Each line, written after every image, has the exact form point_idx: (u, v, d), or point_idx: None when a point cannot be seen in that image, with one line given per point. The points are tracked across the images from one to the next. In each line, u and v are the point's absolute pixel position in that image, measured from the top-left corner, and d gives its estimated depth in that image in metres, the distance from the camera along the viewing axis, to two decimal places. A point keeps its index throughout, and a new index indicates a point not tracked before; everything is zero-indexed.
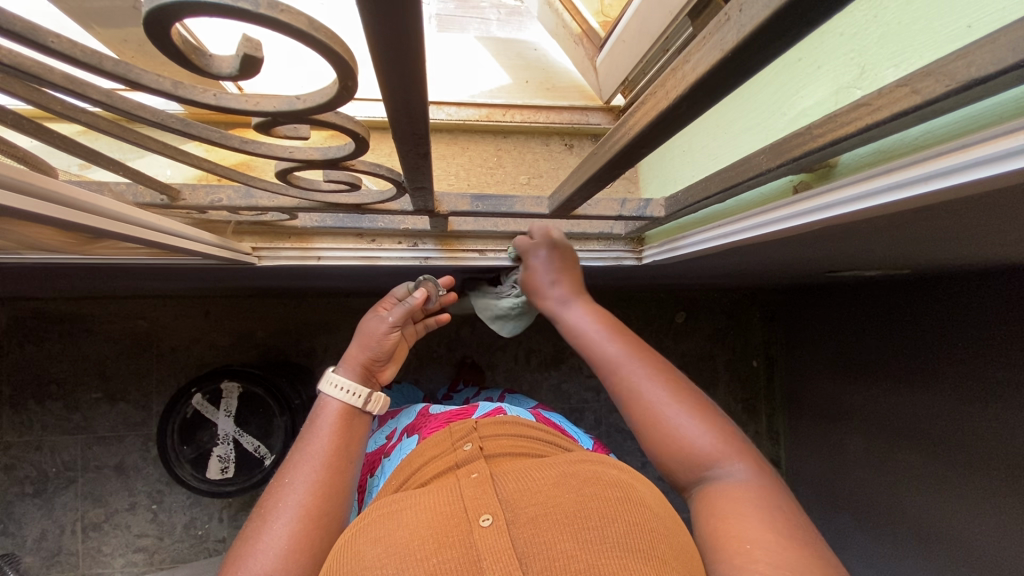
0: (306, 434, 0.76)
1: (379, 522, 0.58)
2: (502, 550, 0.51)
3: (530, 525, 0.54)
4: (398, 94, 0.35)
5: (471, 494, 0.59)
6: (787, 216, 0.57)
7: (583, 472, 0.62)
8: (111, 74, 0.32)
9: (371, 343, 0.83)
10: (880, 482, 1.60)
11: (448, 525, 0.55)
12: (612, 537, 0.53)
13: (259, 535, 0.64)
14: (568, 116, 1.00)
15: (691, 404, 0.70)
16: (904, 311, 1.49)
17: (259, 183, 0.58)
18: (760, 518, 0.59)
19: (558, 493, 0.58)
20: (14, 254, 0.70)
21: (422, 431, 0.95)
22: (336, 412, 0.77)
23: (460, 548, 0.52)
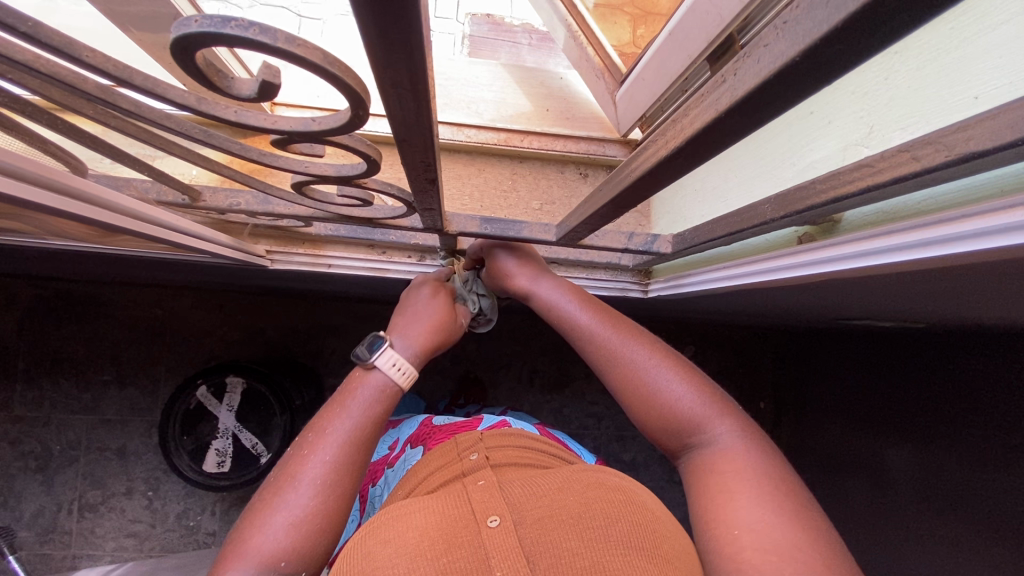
0: (341, 401, 0.71)
1: (389, 523, 0.58)
2: (508, 549, 0.52)
3: (537, 527, 0.55)
4: (406, 119, 0.36)
5: (478, 497, 0.59)
6: (789, 266, 0.58)
7: (585, 476, 0.63)
8: (139, 87, 0.33)
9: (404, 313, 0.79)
10: (883, 540, 1.56)
11: (455, 527, 0.55)
12: (616, 535, 0.54)
13: (280, 500, 0.64)
14: (585, 146, 1.00)
15: (683, 375, 0.73)
16: (916, 364, 1.47)
17: (276, 192, 0.60)
18: (752, 497, 0.62)
19: (562, 495, 0.59)
20: (37, 239, 0.73)
21: (427, 441, 0.96)
22: (379, 390, 0.72)
23: (469, 548, 0.52)
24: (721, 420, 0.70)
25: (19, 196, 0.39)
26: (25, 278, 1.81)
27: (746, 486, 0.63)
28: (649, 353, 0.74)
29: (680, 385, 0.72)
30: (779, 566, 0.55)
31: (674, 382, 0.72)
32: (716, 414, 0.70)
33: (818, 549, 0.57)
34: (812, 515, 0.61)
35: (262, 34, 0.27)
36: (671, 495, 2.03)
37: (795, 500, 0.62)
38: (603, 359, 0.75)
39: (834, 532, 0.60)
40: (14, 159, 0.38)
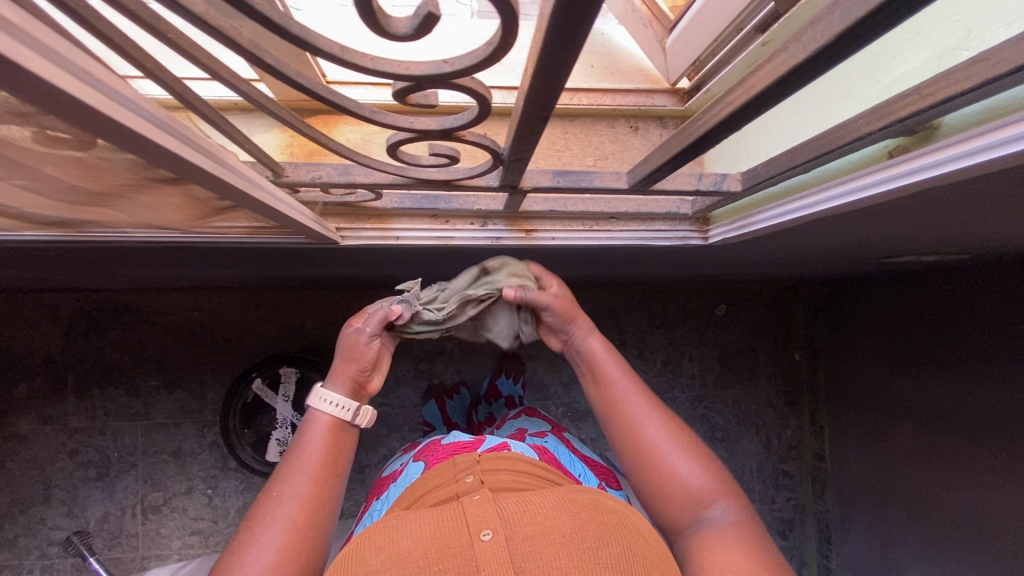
0: (297, 448, 0.88)
1: (385, 532, 0.67)
2: (500, 561, 0.60)
3: (528, 542, 0.63)
4: (546, 56, 0.37)
5: (475, 511, 0.68)
6: (880, 181, 0.59)
7: (583, 498, 0.72)
8: (296, 36, 0.36)
9: (355, 357, 0.92)
10: (938, 472, 1.62)
11: (451, 538, 0.64)
12: (605, 560, 0.63)
13: (251, 545, 0.78)
14: (634, 99, 0.93)
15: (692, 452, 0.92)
16: (960, 299, 1.50)
17: (365, 159, 0.62)
18: (743, 560, 0.79)
19: (556, 516, 0.67)
20: (123, 231, 0.75)
21: (428, 458, 1.11)
22: (325, 426, 0.90)
23: (461, 559, 0.61)
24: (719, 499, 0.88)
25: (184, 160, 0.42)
26: (65, 292, 1.85)
27: (741, 554, 0.80)
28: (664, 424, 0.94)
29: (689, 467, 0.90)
30: None
31: (686, 462, 0.90)
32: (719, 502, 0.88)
33: None
34: None
35: None
36: (716, 451, 2.07)
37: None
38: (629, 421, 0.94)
39: None
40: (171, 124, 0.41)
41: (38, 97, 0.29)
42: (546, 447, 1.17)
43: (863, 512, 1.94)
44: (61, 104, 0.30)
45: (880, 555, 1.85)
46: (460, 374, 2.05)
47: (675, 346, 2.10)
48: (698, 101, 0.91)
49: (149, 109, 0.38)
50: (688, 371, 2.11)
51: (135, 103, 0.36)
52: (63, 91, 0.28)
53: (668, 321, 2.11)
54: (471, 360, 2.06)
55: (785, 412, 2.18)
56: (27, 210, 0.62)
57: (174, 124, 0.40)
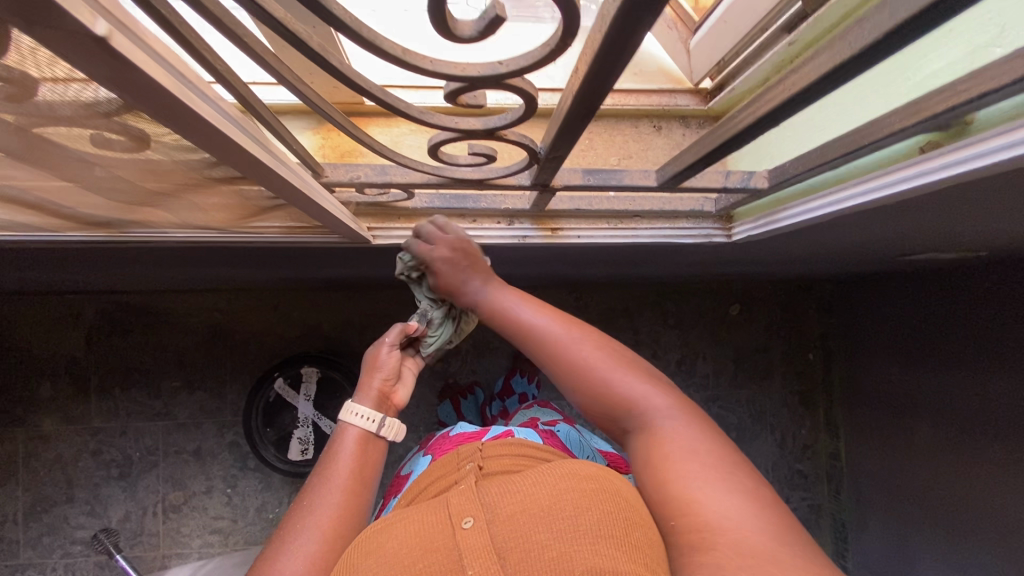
0: (326, 459, 0.88)
1: (374, 538, 0.68)
2: (480, 547, 0.59)
3: (508, 522, 0.62)
4: (601, 57, 0.39)
5: (457, 503, 0.68)
6: (913, 177, 0.60)
7: (561, 468, 0.69)
8: (364, 38, 0.37)
9: (380, 369, 0.97)
10: (957, 471, 1.61)
11: (435, 532, 0.63)
12: (586, 524, 0.60)
13: (281, 553, 0.75)
14: (657, 99, 0.95)
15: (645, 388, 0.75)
16: (977, 298, 1.51)
17: (405, 160, 0.64)
18: (704, 478, 0.66)
19: (534, 489, 0.65)
20: (165, 230, 0.77)
21: (437, 450, 1.13)
22: (353, 438, 0.91)
23: (444, 550, 0.60)
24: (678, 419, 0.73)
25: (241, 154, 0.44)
26: (88, 294, 1.88)
27: (697, 466, 0.67)
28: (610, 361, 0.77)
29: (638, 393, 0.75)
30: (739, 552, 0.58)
31: (635, 391, 0.75)
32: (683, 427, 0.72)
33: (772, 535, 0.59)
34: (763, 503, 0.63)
35: None
36: None
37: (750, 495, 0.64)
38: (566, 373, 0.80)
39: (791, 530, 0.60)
40: (232, 118, 0.43)
41: (138, 94, 0.31)
42: (553, 432, 1.18)
43: (879, 511, 1.93)
44: (155, 101, 0.32)
45: (898, 555, 1.84)
46: (475, 374, 2.06)
47: (689, 346, 2.11)
48: (721, 100, 0.92)
49: (217, 104, 0.40)
50: (702, 371, 2.11)
51: (208, 99, 0.38)
52: (163, 92, 0.30)
53: (682, 321, 2.12)
54: (486, 360, 2.07)
55: (800, 412, 2.18)
56: (80, 208, 0.64)
57: (232, 118, 0.43)
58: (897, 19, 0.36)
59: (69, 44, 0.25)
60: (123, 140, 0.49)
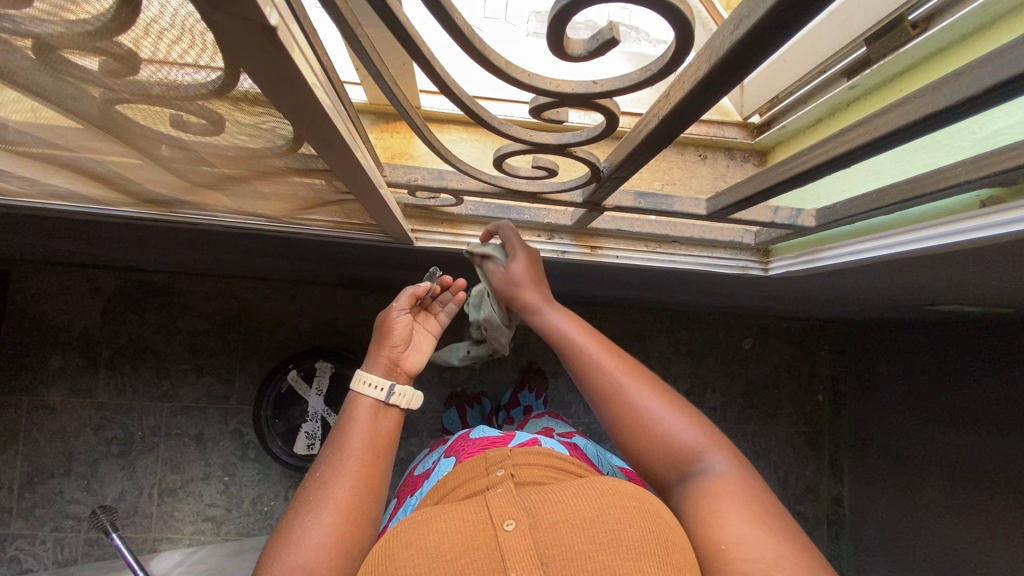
0: (341, 432, 0.85)
1: (410, 529, 0.66)
2: (524, 551, 0.59)
3: (550, 529, 0.62)
4: (702, 91, 0.40)
5: (497, 504, 0.67)
6: (974, 229, 0.61)
7: (601, 484, 0.70)
8: (474, 47, 0.39)
9: (387, 337, 0.93)
10: (961, 527, 1.60)
11: (475, 531, 0.63)
12: (627, 541, 0.61)
13: (296, 532, 0.74)
14: (705, 129, 0.96)
15: (678, 409, 0.80)
16: (994, 354, 1.51)
17: (471, 169, 0.65)
18: (740, 514, 0.68)
19: (576, 501, 0.65)
20: (218, 211, 0.78)
21: (457, 453, 1.13)
22: (367, 409, 0.87)
23: (486, 551, 0.60)
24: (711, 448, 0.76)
25: (339, 142, 0.45)
26: (109, 270, 1.90)
27: (734, 505, 0.69)
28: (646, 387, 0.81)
29: (671, 418, 0.78)
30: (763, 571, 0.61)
31: (669, 416, 0.78)
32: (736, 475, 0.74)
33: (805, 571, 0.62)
34: (798, 544, 0.66)
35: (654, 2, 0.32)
36: None
37: (785, 539, 0.66)
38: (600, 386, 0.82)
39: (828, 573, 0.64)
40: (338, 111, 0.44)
41: (276, 84, 0.33)
42: (574, 443, 1.19)
43: (878, 562, 1.91)
44: (292, 92, 0.33)
45: None
46: (483, 384, 2.06)
47: (699, 376, 2.10)
48: (770, 136, 0.94)
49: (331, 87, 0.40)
50: (710, 403, 2.10)
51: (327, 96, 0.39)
52: (301, 81, 0.31)
53: (694, 350, 2.11)
54: (495, 371, 2.07)
55: (805, 454, 2.16)
56: (143, 184, 0.65)
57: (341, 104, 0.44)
58: (1000, 74, 0.37)
59: (236, 30, 0.25)
60: (201, 124, 0.49)
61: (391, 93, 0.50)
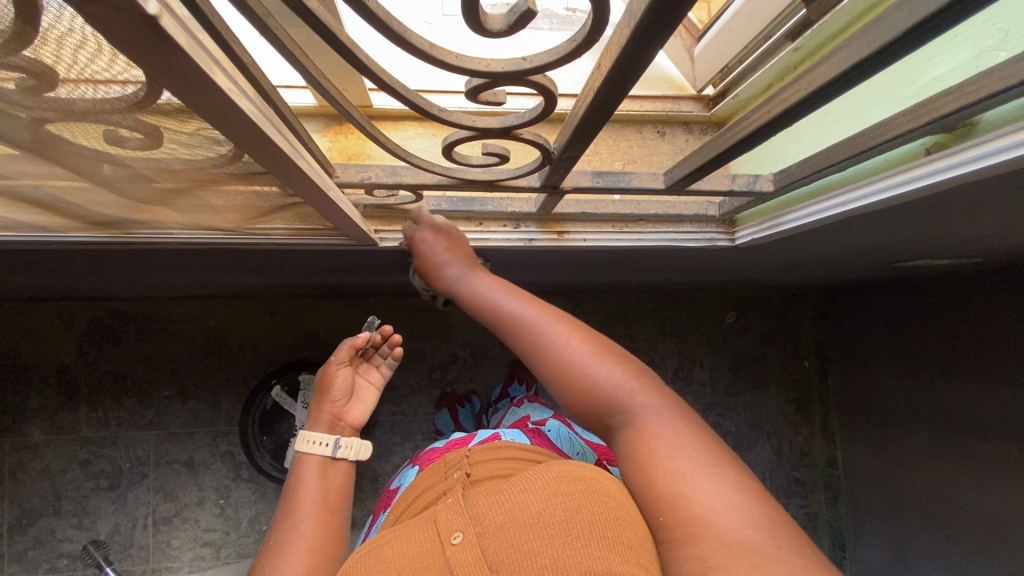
0: (291, 495, 0.85)
1: (363, 561, 0.66)
2: (471, 561, 0.60)
3: (496, 534, 0.62)
4: (630, 60, 0.40)
5: (445, 518, 0.68)
6: (919, 177, 0.61)
7: (549, 471, 0.69)
8: (395, 32, 0.38)
9: (330, 391, 0.95)
10: (952, 477, 1.63)
11: (423, 552, 0.63)
12: (576, 528, 0.61)
13: None
14: (661, 105, 0.96)
15: (607, 360, 0.78)
16: (970, 306, 1.54)
17: (420, 162, 0.64)
18: (677, 463, 0.67)
19: (522, 497, 0.65)
20: (172, 229, 0.77)
21: (422, 462, 1.12)
22: (316, 466, 0.88)
23: (435, 568, 0.60)
24: (638, 393, 0.75)
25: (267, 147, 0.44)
26: (82, 301, 1.86)
27: (669, 454, 0.68)
28: (574, 342, 0.79)
29: (599, 370, 0.76)
30: (699, 528, 0.60)
31: (597, 368, 0.76)
32: (669, 418, 0.72)
33: (740, 511, 0.61)
34: (735, 482, 0.65)
35: None
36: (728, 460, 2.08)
37: (725, 482, 0.64)
38: (531, 349, 0.81)
39: (765, 508, 0.62)
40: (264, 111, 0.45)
41: (178, 79, 0.32)
42: (542, 431, 1.18)
43: (876, 519, 1.94)
44: (197, 89, 0.33)
45: (896, 562, 1.85)
46: (472, 382, 2.05)
47: (686, 354, 2.12)
48: (724, 106, 0.94)
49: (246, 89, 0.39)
50: (700, 379, 2.12)
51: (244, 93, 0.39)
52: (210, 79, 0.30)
53: (678, 329, 2.13)
54: (483, 368, 2.06)
55: (797, 421, 2.19)
56: (85, 207, 0.63)
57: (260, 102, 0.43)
58: (917, 15, 0.37)
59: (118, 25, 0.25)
60: (139, 138, 0.48)
61: (323, 89, 0.50)
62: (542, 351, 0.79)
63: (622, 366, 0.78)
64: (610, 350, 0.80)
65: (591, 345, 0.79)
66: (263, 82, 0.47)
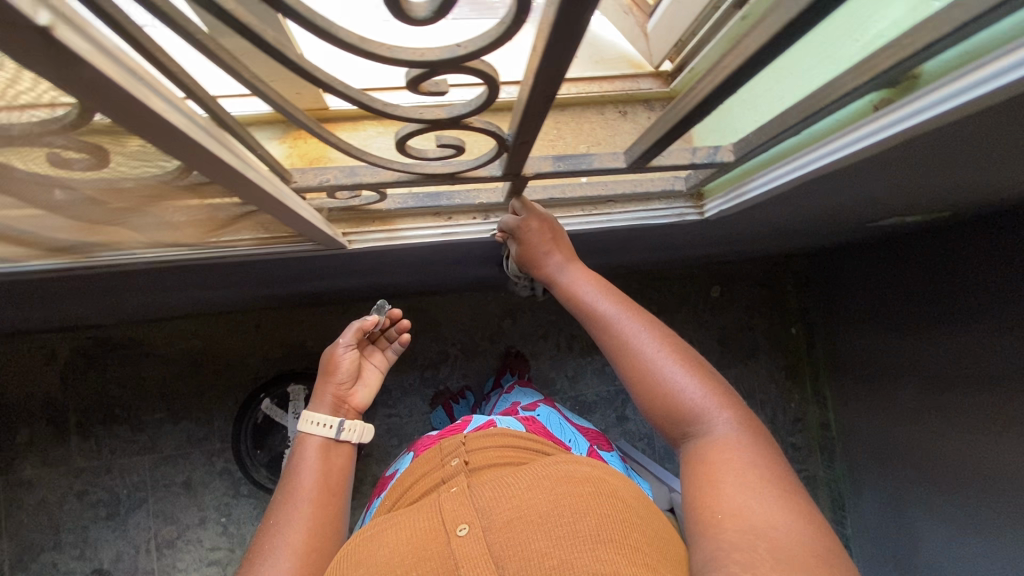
0: (293, 472, 0.85)
1: (364, 545, 0.67)
2: (478, 555, 0.60)
3: (504, 529, 0.62)
4: (561, 36, 0.40)
5: (449, 506, 0.68)
6: (869, 134, 0.62)
7: (554, 472, 0.71)
8: (321, 28, 0.38)
9: (336, 373, 0.95)
10: (940, 428, 1.66)
11: (427, 538, 0.63)
12: (584, 530, 0.61)
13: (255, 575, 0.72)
14: (620, 85, 0.96)
15: (695, 371, 0.78)
16: (946, 258, 1.56)
17: (375, 159, 0.63)
18: (743, 483, 0.66)
19: (529, 497, 0.66)
20: (134, 249, 0.76)
21: (418, 447, 1.12)
22: (317, 447, 0.88)
23: (439, 557, 0.61)
24: (722, 412, 0.74)
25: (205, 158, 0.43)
26: (62, 332, 1.83)
27: (735, 473, 0.68)
28: (664, 348, 0.79)
29: (683, 380, 0.77)
30: (752, 542, 0.60)
31: (682, 378, 0.77)
32: (746, 441, 0.72)
33: (795, 539, 0.60)
34: (800, 515, 0.63)
35: None
36: None
37: (789, 513, 0.63)
38: (616, 347, 0.83)
39: (822, 545, 0.61)
40: (208, 129, 0.45)
41: (89, 90, 0.32)
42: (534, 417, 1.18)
43: (872, 477, 1.98)
44: (118, 105, 0.33)
45: (893, 516, 1.89)
46: (465, 378, 2.05)
47: (675, 331, 2.14)
48: (682, 81, 0.94)
49: (175, 101, 0.39)
50: None
51: (178, 106, 0.40)
52: None
53: (665, 307, 2.14)
54: (475, 363, 2.06)
55: (788, 387, 2.22)
56: (39, 235, 0.62)
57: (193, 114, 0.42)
58: None
59: None
60: (83, 158, 0.47)
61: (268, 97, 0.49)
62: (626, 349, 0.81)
63: (706, 380, 0.77)
64: (700, 363, 0.80)
65: (681, 354, 0.79)
66: (183, 78, 0.45)
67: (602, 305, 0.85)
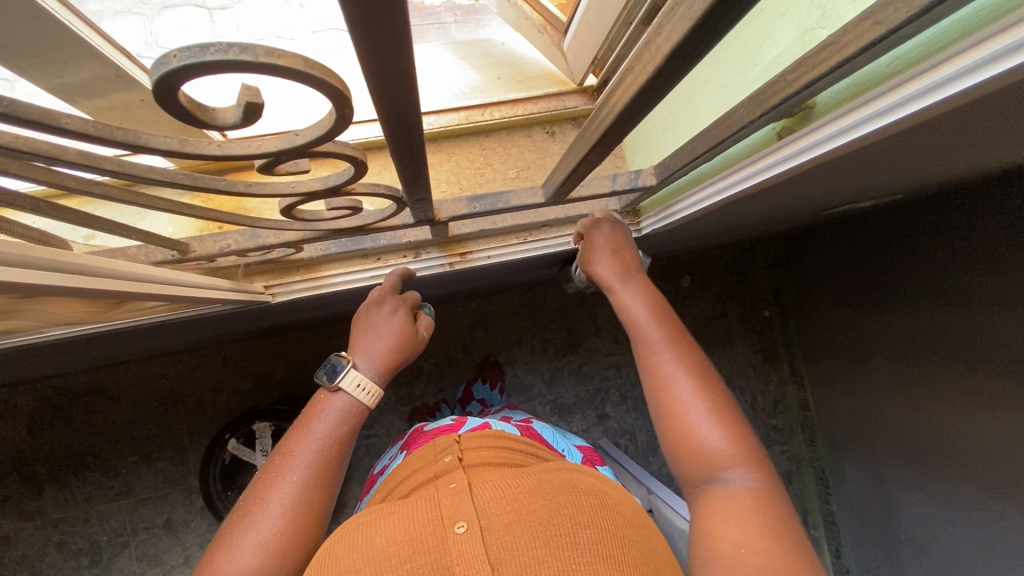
0: (305, 426, 0.78)
1: (360, 529, 0.65)
2: (473, 554, 0.57)
3: (505, 531, 0.60)
4: (394, 98, 0.38)
5: (449, 502, 0.65)
6: (779, 161, 0.60)
7: (558, 481, 0.69)
8: (121, 142, 0.37)
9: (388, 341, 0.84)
10: (911, 404, 1.66)
11: (424, 533, 0.61)
12: (583, 544, 0.60)
13: (236, 540, 0.68)
14: (545, 105, 1.01)
15: (721, 412, 0.74)
16: (910, 236, 1.55)
17: (265, 223, 0.61)
18: (754, 537, 0.61)
19: (532, 500, 0.64)
20: (42, 330, 0.73)
21: (410, 446, 1.09)
22: (341, 413, 0.78)
23: (433, 553, 0.58)
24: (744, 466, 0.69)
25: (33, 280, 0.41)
26: (21, 385, 1.79)
27: (749, 525, 0.62)
28: (698, 383, 0.76)
29: (711, 421, 0.73)
30: None
31: (710, 421, 0.73)
32: (766, 497, 0.66)
33: None
34: None
35: (243, 53, 0.28)
36: None
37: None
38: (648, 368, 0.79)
39: None
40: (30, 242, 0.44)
41: None
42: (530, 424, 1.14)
43: (853, 455, 1.98)
44: None
45: (876, 492, 1.89)
46: (441, 392, 2.03)
47: None
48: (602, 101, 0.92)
49: None
50: None
51: None
52: None
53: None
54: (451, 375, 2.04)
55: (766, 370, 2.23)
56: None
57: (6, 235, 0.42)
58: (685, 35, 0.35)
59: None
60: None
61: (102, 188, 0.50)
62: (659, 372, 0.78)
63: (732, 429, 0.73)
64: (732, 409, 0.75)
65: (713, 394, 0.75)
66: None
67: (645, 323, 0.82)
